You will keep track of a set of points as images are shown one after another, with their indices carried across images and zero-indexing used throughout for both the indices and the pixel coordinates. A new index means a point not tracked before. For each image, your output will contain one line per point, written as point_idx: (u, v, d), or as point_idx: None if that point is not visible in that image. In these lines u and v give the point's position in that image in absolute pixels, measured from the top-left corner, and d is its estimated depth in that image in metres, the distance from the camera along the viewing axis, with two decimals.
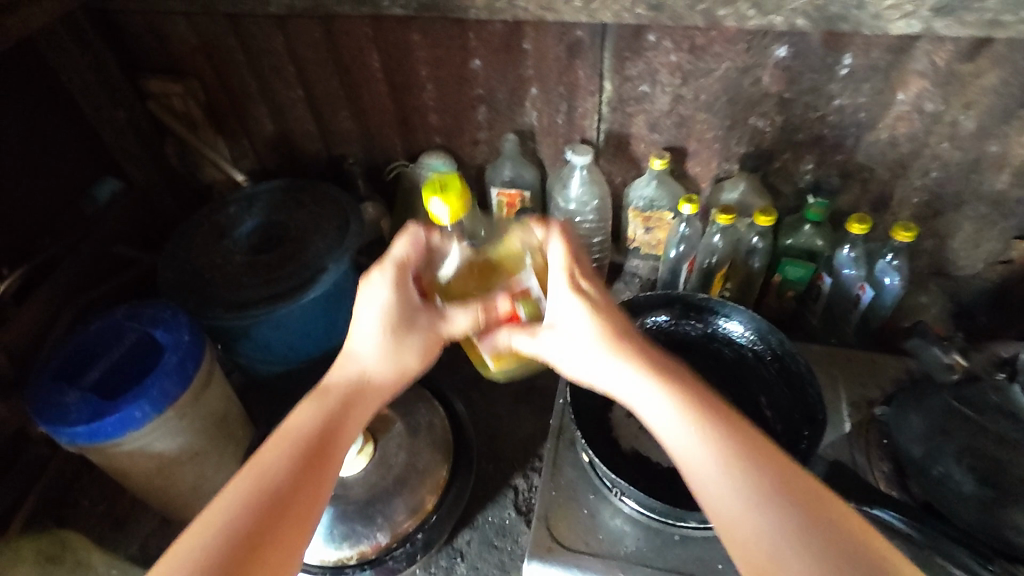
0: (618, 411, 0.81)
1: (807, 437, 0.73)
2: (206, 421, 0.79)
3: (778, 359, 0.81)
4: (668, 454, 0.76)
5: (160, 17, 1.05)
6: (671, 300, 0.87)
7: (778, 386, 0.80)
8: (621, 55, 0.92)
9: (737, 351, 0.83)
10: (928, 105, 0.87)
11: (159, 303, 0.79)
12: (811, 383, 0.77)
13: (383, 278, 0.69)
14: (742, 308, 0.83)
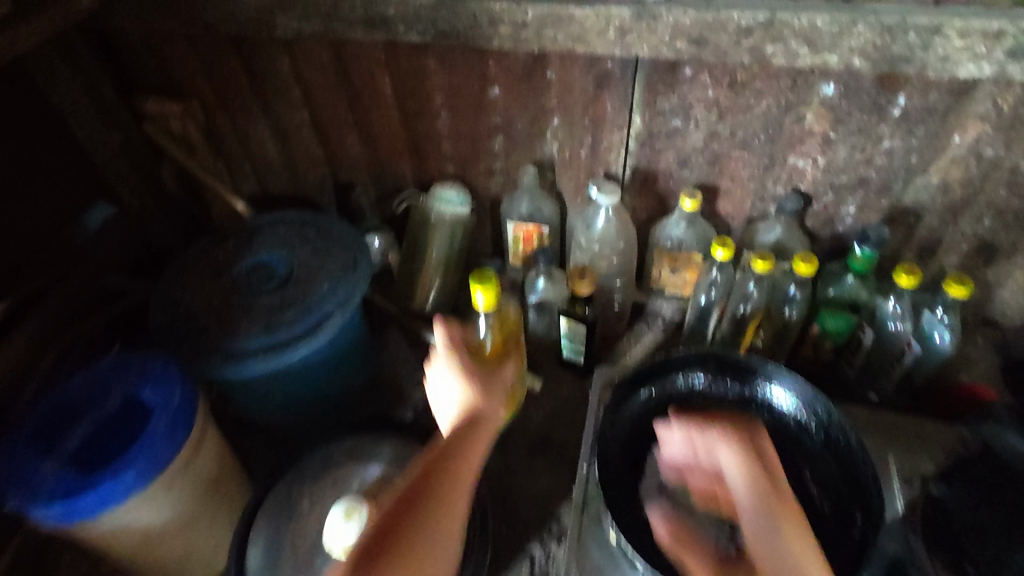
0: (648, 481, 0.73)
1: (862, 524, 0.67)
2: (196, 488, 0.72)
3: (823, 429, 0.75)
4: None
5: (160, 36, 0.98)
6: (709, 357, 0.80)
7: (825, 460, 0.74)
8: (654, 88, 0.86)
9: (778, 417, 0.78)
10: (986, 150, 0.81)
11: (148, 355, 0.72)
12: (865, 460, 0.71)
13: (442, 357, 0.69)
14: (788, 374, 0.77)
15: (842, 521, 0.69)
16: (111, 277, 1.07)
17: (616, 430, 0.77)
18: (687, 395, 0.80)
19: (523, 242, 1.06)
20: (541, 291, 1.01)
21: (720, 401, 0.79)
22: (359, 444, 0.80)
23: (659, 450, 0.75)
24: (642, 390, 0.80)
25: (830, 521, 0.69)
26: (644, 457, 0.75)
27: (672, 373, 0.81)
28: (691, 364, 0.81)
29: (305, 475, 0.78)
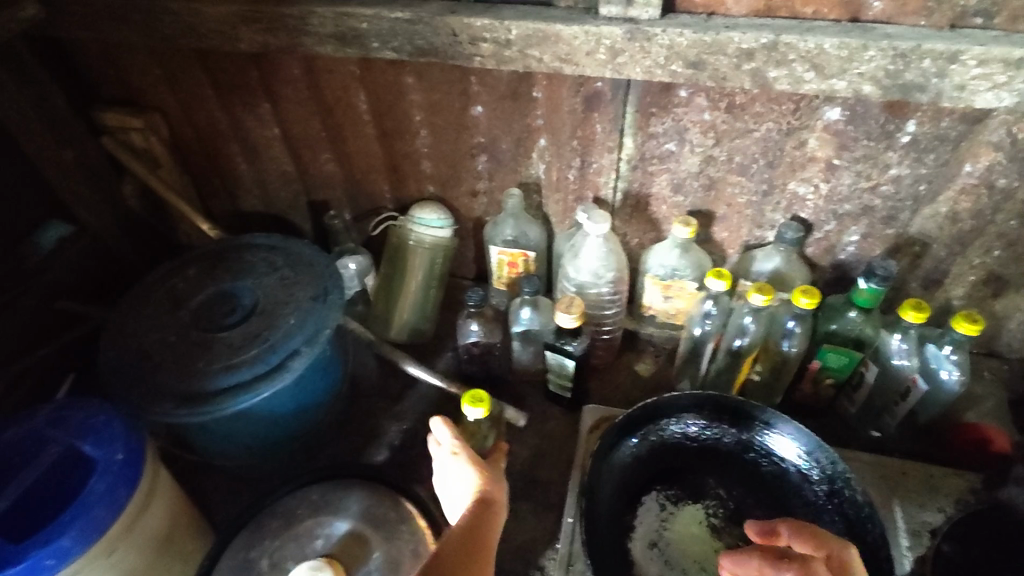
0: (640, 540, 0.68)
1: None
2: (145, 547, 0.66)
3: (827, 481, 0.70)
4: None
5: (118, 47, 0.92)
6: (706, 401, 0.74)
7: (829, 515, 0.68)
8: (647, 110, 0.80)
9: (777, 465, 0.73)
10: (999, 181, 0.76)
11: (91, 405, 0.65)
12: (872, 518, 0.66)
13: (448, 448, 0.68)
14: (790, 422, 0.72)
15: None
16: (63, 302, 1.00)
17: (605, 483, 0.70)
18: (680, 441, 0.75)
19: (507, 267, 1.00)
20: (526, 322, 0.94)
21: (715, 448, 0.74)
22: (324, 496, 0.73)
23: (651, 505, 0.70)
24: (632, 436, 0.74)
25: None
26: (635, 512, 0.70)
27: (664, 418, 0.75)
28: (685, 408, 0.75)
29: (265, 531, 0.70)
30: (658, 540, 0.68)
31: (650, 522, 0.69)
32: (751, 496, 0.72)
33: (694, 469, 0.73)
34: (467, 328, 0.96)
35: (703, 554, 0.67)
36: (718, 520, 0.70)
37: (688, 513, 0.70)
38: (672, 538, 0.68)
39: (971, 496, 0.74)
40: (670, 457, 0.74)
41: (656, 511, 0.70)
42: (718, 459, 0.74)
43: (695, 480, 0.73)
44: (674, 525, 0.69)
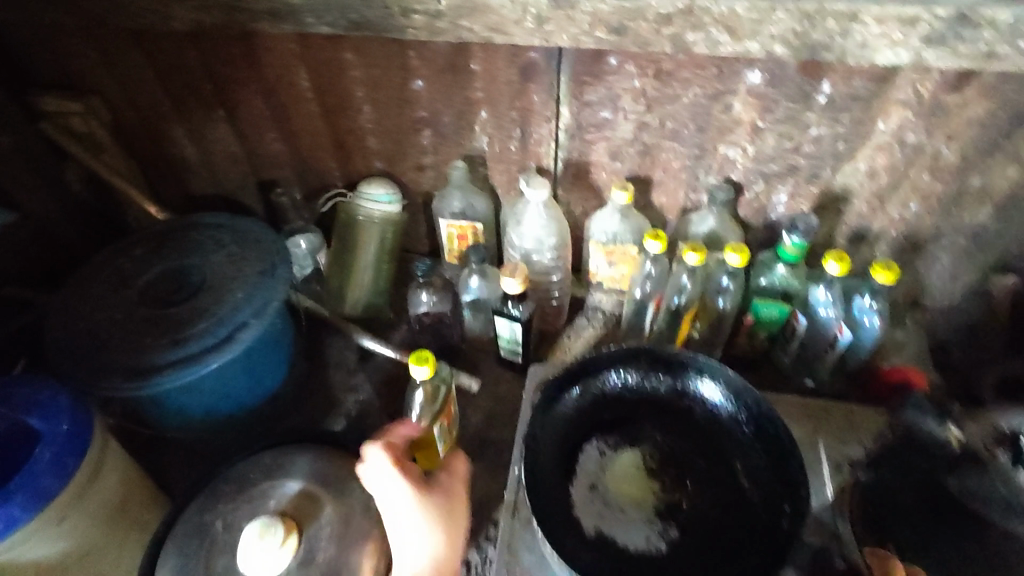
0: (580, 484, 0.72)
1: (789, 512, 0.67)
2: (98, 517, 0.68)
3: (754, 422, 0.74)
4: (635, 535, 0.68)
5: (49, 29, 0.91)
6: (638, 354, 0.78)
7: (755, 452, 0.73)
8: (581, 79, 0.83)
9: (710, 411, 0.77)
10: (909, 137, 0.80)
11: (37, 381, 0.66)
12: (792, 452, 0.70)
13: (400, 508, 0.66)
14: (719, 367, 0.76)
15: (770, 514, 0.69)
16: (8, 287, 1.00)
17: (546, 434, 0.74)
18: (619, 393, 0.78)
19: (457, 240, 1.03)
20: (475, 290, 0.98)
21: (651, 397, 0.78)
22: (277, 459, 0.75)
23: (591, 453, 0.74)
24: (572, 390, 0.77)
25: (761, 514, 0.69)
26: (577, 458, 0.74)
27: (600, 373, 0.78)
28: (619, 362, 0.78)
29: (221, 494, 0.72)
30: (597, 483, 0.72)
31: (590, 467, 0.73)
32: (686, 441, 0.75)
33: (632, 418, 0.77)
34: (417, 298, 1.02)
35: (640, 496, 0.71)
36: (654, 462, 0.74)
37: (626, 458, 0.74)
38: (611, 481, 0.72)
39: (888, 430, 0.77)
40: (609, 408, 0.77)
41: (595, 459, 0.74)
42: (654, 408, 0.78)
43: (634, 428, 0.76)
44: (612, 471, 0.73)
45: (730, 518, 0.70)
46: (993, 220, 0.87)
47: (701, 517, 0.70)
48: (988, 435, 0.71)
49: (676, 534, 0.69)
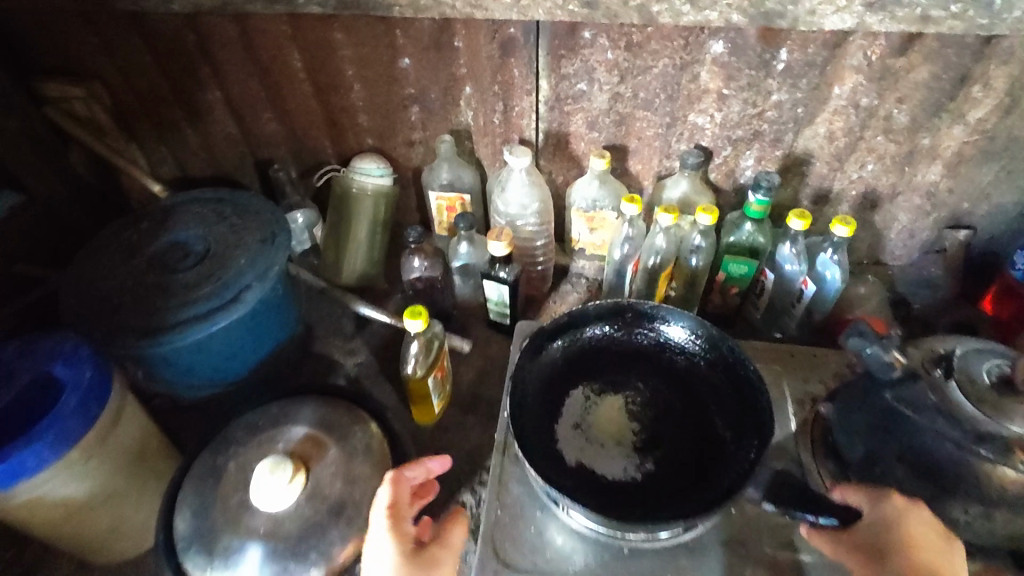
0: (565, 422, 0.78)
1: (756, 445, 0.73)
2: (119, 459, 0.75)
3: (726, 364, 0.80)
4: (613, 467, 0.74)
5: (53, 15, 0.95)
6: (619, 309, 0.85)
7: (728, 391, 0.79)
8: (557, 53, 0.88)
9: (689, 359, 0.83)
10: (863, 100, 0.87)
11: (59, 334, 0.72)
12: (760, 389, 0.76)
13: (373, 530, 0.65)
14: (693, 317, 0.83)
15: (739, 445, 0.75)
16: (21, 265, 1.05)
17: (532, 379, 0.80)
18: (603, 345, 0.85)
19: (446, 211, 1.09)
20: (464, 256, 1.03)
21: (633, 349, 0.85)
22: (284, 409, 0.82)
23: (577, 396, 0.80)
24: (558, 342, 0.84)
25: (730, 449, 0.75)
26: (563, 402, 0.80)
27: (584, 326, 0.85)
28: (602, 317, 0.85)
29: (233, 440, 0.79)
30: (581, 422, 0.78)
31: (576, 408, 0.79)
32: (666, 386, 0.82)
33: (615, 367, 0.83)
34: (409, 264, 1.03)
35: (620, 433, 0.77)
36: (635, 406, 0.80)
37: (610, 403, 0.80)
38: (594, 420, 0.78)
39: (847, 370, 0.85)
40: (593, 358, 0.84)
41: (580, 402, 0.80)
42: (637, 358, 0.84)
43: (618, 377, 0.82)
44: (595, 412, 0.79)
45: (702, 453, 0.75)
46: (944, 178, 0.94)
47: (677, 451, 0.76)
48: (927, 358, 0.67)
49: (652, 466, 0.74)
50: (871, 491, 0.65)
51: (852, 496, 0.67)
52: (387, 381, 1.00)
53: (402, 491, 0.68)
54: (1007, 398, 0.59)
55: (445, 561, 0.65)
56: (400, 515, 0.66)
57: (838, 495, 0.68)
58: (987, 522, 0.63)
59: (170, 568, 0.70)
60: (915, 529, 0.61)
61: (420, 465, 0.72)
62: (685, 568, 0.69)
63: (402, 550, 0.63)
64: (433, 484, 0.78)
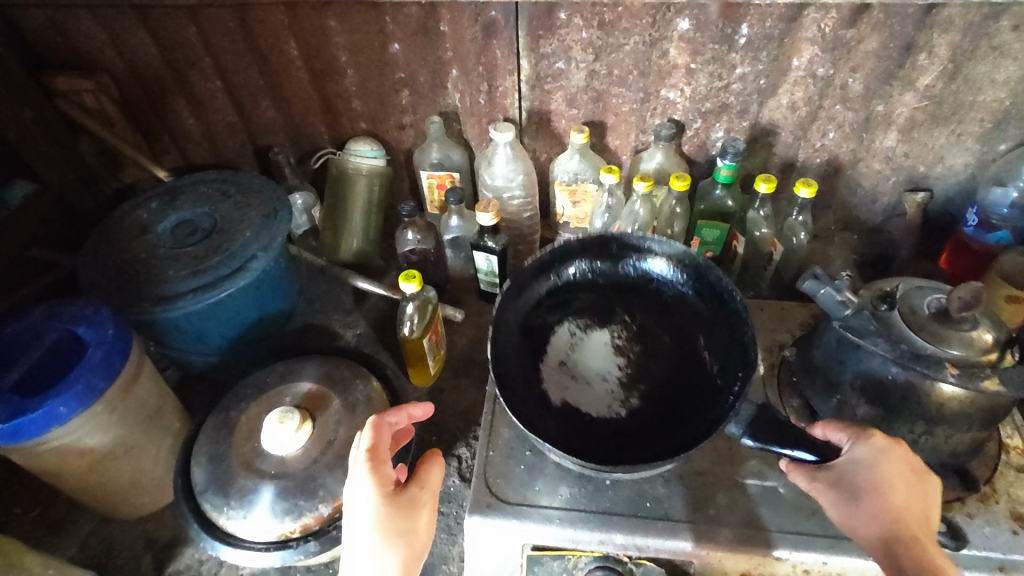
0: (551, 361, 0.81)
1: (741, 376, 0.75)
2: (139, 414, 0.82)
3: (715, 296, 0.84)
4: (597, 406, 0.77)
5: (62, 11, 1.00)
6: (603, 242, 0.89)
7: (718, 324, 0.82)
8: (536, 33, 0.95)
9: (677, 289, 0.87)
10: (819, 70, 0.94)
11: (81, 300, 0.78)
12: (746, 323, 0.78)
13: (353, 473, 0.66)
14: (678, 245, 0.86)
15: (726, 378, 0.77)
16: (36, 250, 1.11)
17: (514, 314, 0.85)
18: (591, 277, 0.89)
19: (437, 189, 1.14)
20: (454, 229, 1.10)
21: (621, 281, 0.89)
22: (290, 367, 0.88)
23: (563, 332, 0.84)
24: (544, 275, 0.89)
25: (718, 382, 0.77)
26: (551, 338, 0.83)
27: (570, 261, 0.89)
28: (587, 250, 0.89)
29: (242, 397, 0.86)
30: (566, 360, 0.82)
31: (562, 346, 0.83)
32: (653, 318, 0.85)
33: (602, 299, 0.87)
34: (403, 237, 1.08)
35: (606, 370, 0.81)
36: (621, 340, 0.83)
37: (597, 338, 0.83)
38: (578, 358, 0.82)
39: (812, 319, 0.92)
40: (581, 291, 0.88)
41: (565, 338, 0.84)
42: (624, 290, 0.88)
43: (605, 312, 0.86)
44: (579, 350, 0.82)
45: (690, 384, 0.79)
46: (900, 142, 1.01)
47: (662, 382, 0.79)
48: (875, 297, 0.74)
49: (636, 402, 0.78)
50: (853, 430, 0.67)
51: (834, 434, 0.69)
52: (385, 349, 1.07)
53: (383, 435, 0.68)
54: (943, 325, 0.67)
55: (425, 506, 0.66)
56: (381, 458, 0.66)
57: (821, 432, 0.70)
58: (931, 439, 0.70)
59: (189, 511, 0.76)
60: (889, 468, 0.64)
61: (403, 411, 0.74)
62: (661, 496, 0.76)
63: (381, 492, 0.64)
64: (411, 429, 0.83)
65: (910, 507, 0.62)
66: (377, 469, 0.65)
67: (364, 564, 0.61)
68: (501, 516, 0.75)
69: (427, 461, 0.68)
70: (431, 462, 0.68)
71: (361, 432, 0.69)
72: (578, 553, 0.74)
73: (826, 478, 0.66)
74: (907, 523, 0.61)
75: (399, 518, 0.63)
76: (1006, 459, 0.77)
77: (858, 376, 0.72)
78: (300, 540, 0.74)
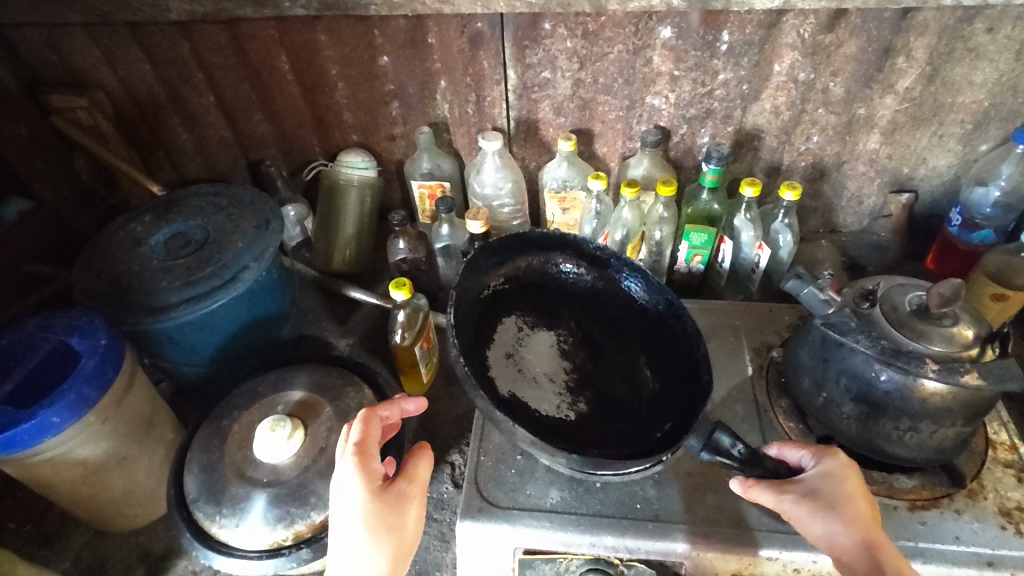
0: (498, 350, 0.79)
1: (689, 397, 0.76)
2: (131, 425, 0.82)
3: (666, 318, 0.85)
4: (543, 402, 0.76)
5: (56, 30, 1.01)
6: (567, 242, 0.89)
7: (667, 345, 0.84)
8: (521, 44, 0.97)
9: (629, 305, 0.88)
10: (801, 75, 0.95)
11: (74, 311, 0.79)
12: (698, 345, 0.80)
13: (342, 467, 0.66)
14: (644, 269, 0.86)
15: (670, 396, 0.79)
16: (31, 265, 1.11)
17: (468, 289, 0.81)
18: (546, 277, 0.89)
19: (428, 199, 1.16)
20: (445, 237, 1.11)
21: (573, 286, 0.89)
22: (281, 376, 0.89)
23: (509, 325, 0.83)
24: (500, 267, 0.87)
25: (662, 401, 0.79)
26: (496, 329, 0.82)
27: (534, 255, 0.89)
28: (551, 246, 0.89)
29: (234, 406, 0.86)
30: (514, 352, 0.80)
31: (509, 339, 0.81)
32: (598, 328, 0.86)
33: (552, 301, 0.88)
34: (394, 246, 1.10)
35: (553, 370, 0.80)
36: (566, 344, 0.84)
37: (541, 338, 0.84)
38: (525, 353, 0.81)
39: (800, 321, 0.93)
40: (533, 291, 0.88)
41: (511, 334, 0.82)
42: (574, 296, 0.89)
43: (553, 317, 0.86)
44: (524, 343, 0.82)
45: (635, 402, 0.80)
46: (883, 144, 1.02)
47: (606, 395, 0.80)
48: (856, 296, 0.74)
49: (584, 407, 0.78)
50: (813, 449, 0.69)
51: (791, 453, 0.71)
52: (378, 357, 1.08)
53: (372, 430, 0.69)
54: (924, 321, 0.68)
55: (414, 500, 0.66)
56: (369, 453, 0.67)
57: (776, 451, 0.72)
58: (917, 435, 0.71)
59: (182, 519, 0.77)
60: (852, 483, 0.66)
61: (395, 405, 0.76)
62: (652, 498, 0.77)
63: (367, 489, 0.64)
64: (397, 422, 0.83)
65: (873, 516, 0.64)
66: (365, 463, 0.66)
67: (353, 557, 0.62)
68: (491, 521, 0.75)
69: (416, 456, 0.68)
70: (420, 457, 0.68)
71: (351, 426, 0.69)
72: (570, 556, 0.74)
73: (798, 490, 0.66)
74: (877, 532, 0.63)
75: (387, 513, 0.63)
76: (993, 455, 0.78)
77: (843, 373, 0.73)
78: (292, 548, 0.74)
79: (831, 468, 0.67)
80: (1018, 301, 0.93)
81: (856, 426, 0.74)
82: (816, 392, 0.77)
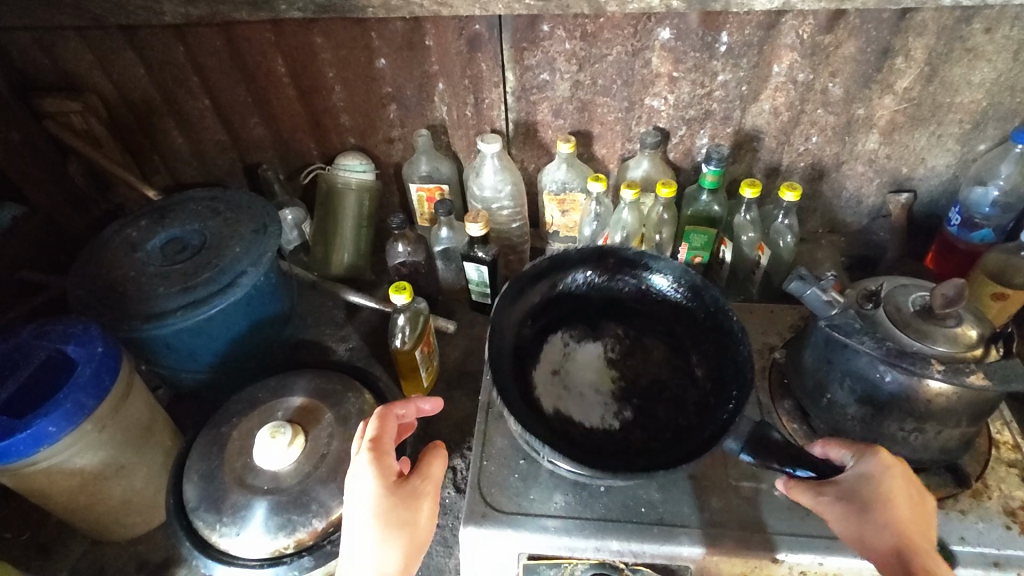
0: (543, 368, 0.80)
1: (736, 396, 0.75)
2: (128, 433, 0.82)
3: (705, 309, 0.83)
4: (590, 415, 0.77)
5: (48, 34, 1.00)
6: (602, 253, 0.88)
7: (704, 343, 0.82)
8: (520, 45, 0.96)
9: (669, 301, 0.86)
10: (800, 76, 0.95)
11: (69, 320, 0.78)
12: (741, 339, 0.78)
13: (357, 461, 0.66)
14: (678, 264, 0.86)
15: (718, 396, 0.77)
16: (26, 272, 1.10)
17: (505, 331, 0.82)
18: (582, 292, 0.88)
19: (427, 202, 1.16)
20: (445, 240, 1.10)
21: (613, 294, 0.88)
22: (280, 381, 0.88)
23: (556, 342, 0.83)
24: (535, 287, 0.87)
25: (714, 402, 0.76)
26: (543, 348, 0.83)
27: (573, 270, 0.88)
28: (585, 261, 0.88)
29: (234, 412, 0.85)
30: (560, 368, 0.81)
31: (555, 356, 0.82)
32: (647, 334, 0.85)
33: (595, 310, 0.86)
34: (393, 250, 1.08)
35: (599, 381, 0.80)
36: (614, 353, 0.83)
37: (589, 349, 0.83)
38: (572, 367, 0.81)
39: (802, 321, 0.93)
40: (573, 308, 0.87)
41: (558, 348, 0.83)
42: (615, 303, 0.87)
43: (598, 326, 0.85)
44: (571, 360, 0.82)
45: (690, 406, 0.77)
46: (882, 144, 1.02)
47: (657, 403, 0.78)
48: (861, 296, 0.75)
49: (629, 415, 0.77)
50: (856, 447, 0.67)
51: (835, 452, 0.68)
52: (378, 362, 1.07)
53: (387, 426, 0.68)
54: (927, 321, 0.68)
55: (427, 498, 0.65)
56: (384, 449, 0.66)
57: (821, 450, 0.70)
58: (921, 435, 0.71)
59: (181, 528, 0.76)
60: (893, 483, 0.64)
61: (412, 404, 0.74)
62: (656, 501, 0.76)
63: (382, 485, 0.63)
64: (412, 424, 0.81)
65: (913, 517, 0.63)
66: (381, 458, 0.65)
67: (362, 551, 0.61)
68: (494, 526, 0.75)
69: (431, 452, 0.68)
70: (434, 455, 0.68)
71: (366, 423, 0.69)
72: (575, 561, 0.73)
73: (836, 492, 0.65)
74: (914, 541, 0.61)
75: (401, 509, 0.63)
76: (996, 455, 0.78)
77: (846, 375, 0.73)
78: (293, 556, 0.74)
79: (872, 468, 0.65)
80: (1018, 300, 0.93)
81: (859, 427, 0.73)
82: (821, 393, 0.77)
